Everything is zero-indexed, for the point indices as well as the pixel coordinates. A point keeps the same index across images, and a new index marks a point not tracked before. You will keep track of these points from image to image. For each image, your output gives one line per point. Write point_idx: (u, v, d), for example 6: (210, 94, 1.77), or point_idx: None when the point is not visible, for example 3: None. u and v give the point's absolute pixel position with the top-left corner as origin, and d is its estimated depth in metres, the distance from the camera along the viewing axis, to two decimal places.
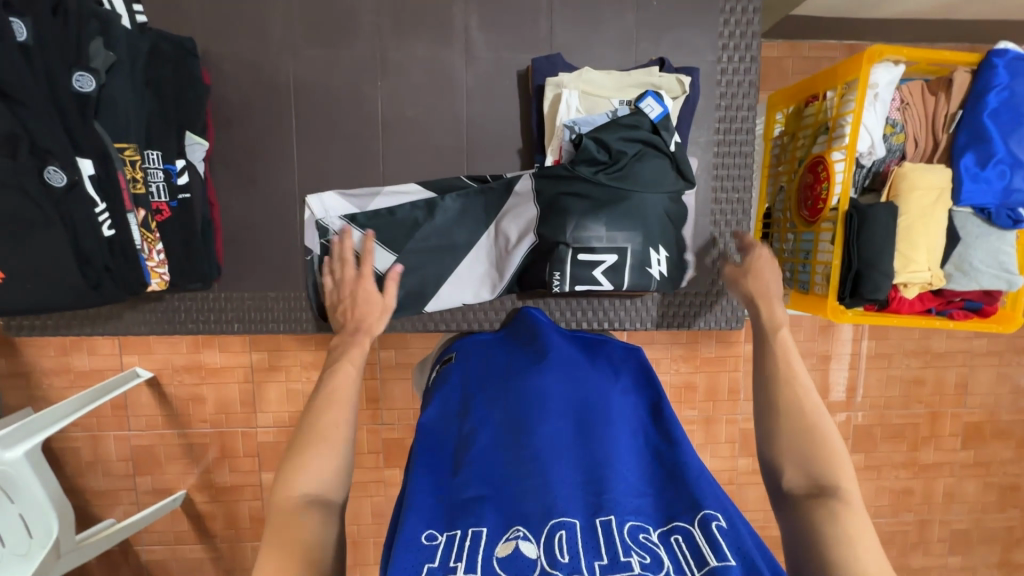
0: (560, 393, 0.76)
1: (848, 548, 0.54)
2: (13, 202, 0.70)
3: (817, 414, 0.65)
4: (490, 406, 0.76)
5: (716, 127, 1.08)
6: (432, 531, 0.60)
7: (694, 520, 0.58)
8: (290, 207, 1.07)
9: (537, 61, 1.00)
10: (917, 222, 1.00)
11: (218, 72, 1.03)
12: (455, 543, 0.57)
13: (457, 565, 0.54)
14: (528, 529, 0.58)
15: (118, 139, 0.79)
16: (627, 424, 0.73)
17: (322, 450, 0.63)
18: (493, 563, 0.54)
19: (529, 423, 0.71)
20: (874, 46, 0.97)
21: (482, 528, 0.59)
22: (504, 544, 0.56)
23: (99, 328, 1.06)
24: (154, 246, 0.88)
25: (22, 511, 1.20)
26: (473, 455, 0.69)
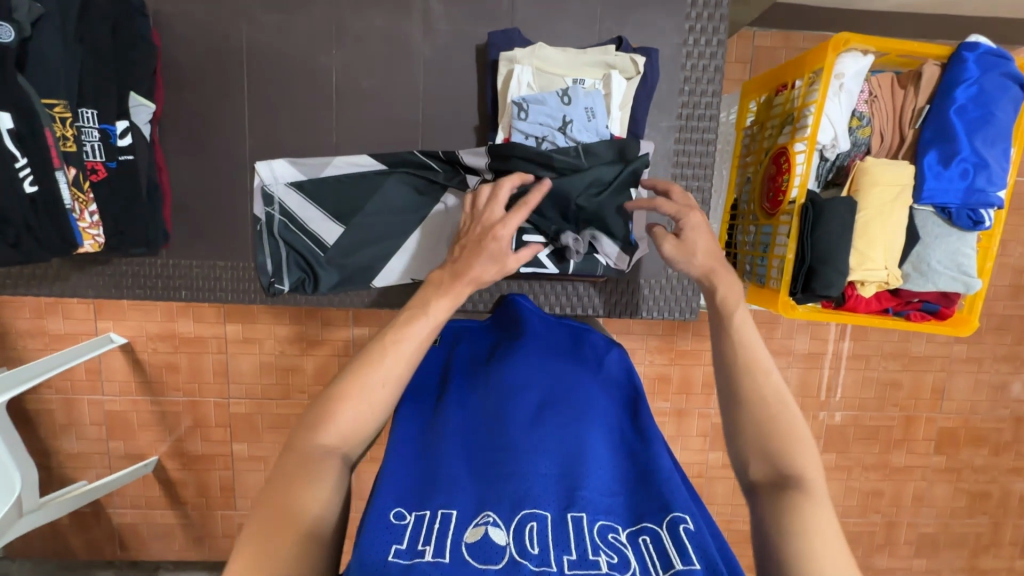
0: (541, 381, 0.78)
1: (809, 542, 0.53)
2: None
3: (783, 402, 0.63)
4: (470, 393, 0.77)
5: (679, 113, 1.05)
6: (401, 510, 0.61)
7: (663, 523, 0.60)
8: (241, 176, 1.06)
9: (494, 35, 0.98)
10: (874, 219, 0.98)
11: (171, 34, 1.01)
12: (425, 525, 0.59)
13: (425, 548, 0.55)
14: (498, 515, 0.60)
15: (46, 95, 0.80)
16: (604, 416, 0.75)
17: (357, 404, 0.62)
18: (462, 547, 0.56)
19: (506, 413, 0.72)
20: (840, 34, 0.94)
21: (452, 510, 0.61)
22: (474, 529, 0.58)
23: (48, 290, 1.06)
24: (86, 207, 0.87)
25: None
26: (451, 436, 0.70)
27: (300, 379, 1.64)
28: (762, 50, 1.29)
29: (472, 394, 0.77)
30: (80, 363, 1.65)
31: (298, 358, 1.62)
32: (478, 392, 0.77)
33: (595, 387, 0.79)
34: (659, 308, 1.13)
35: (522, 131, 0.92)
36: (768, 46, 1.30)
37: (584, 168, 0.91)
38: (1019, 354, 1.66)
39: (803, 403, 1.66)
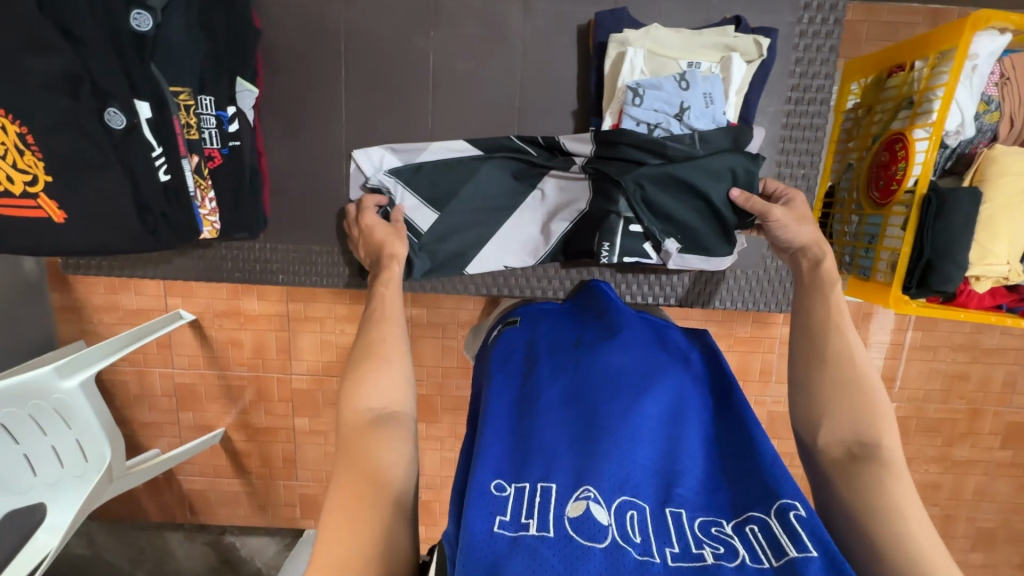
0: (634, 369, 0.75)
1: (902, 519, 0.55)
2: (73, 143, 0.74)
3: (868, 374, 0.68)
4: (560, 368, 0.75)
5: (788, 97, 1.01)
6: (500, 481, 0.61)
7: (771, 511, 0.58)
8: (334, 161, 1.06)
9: (601, 16, 0.93)
10: (1001, 209, 0.93)
11: (269, 16, 1.00)
12: (526, 497, 0.59)
13: (529, 520, 0.56)
14: (598, 491, 0.59)
15: (174, 82, 0.80)
16: (700, 412, 0.72)
17: (380, 366, 0.72)
18: (566, 522, 0.56)
19: (600, 398, 0.70)
20: (981, 11, 0.87)
21: (552, 484, 0.60)
22: (575, 504, 0.58)
23: (153, 273, 1.09)
24: (207, 194, 0.88)
25: (79, 436, 1.26)
26: (544, 413, 0.69)
27: None
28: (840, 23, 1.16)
29: (562, 372, 0.75)
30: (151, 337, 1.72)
31: None
32: (569, 369, 0.75)
33: (686, 381, 0.75)
34: (738, 299, 1.10)
35: (636, 113, 0.88)
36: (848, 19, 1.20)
37: (699, 155, 0.88)
38: None
39: None
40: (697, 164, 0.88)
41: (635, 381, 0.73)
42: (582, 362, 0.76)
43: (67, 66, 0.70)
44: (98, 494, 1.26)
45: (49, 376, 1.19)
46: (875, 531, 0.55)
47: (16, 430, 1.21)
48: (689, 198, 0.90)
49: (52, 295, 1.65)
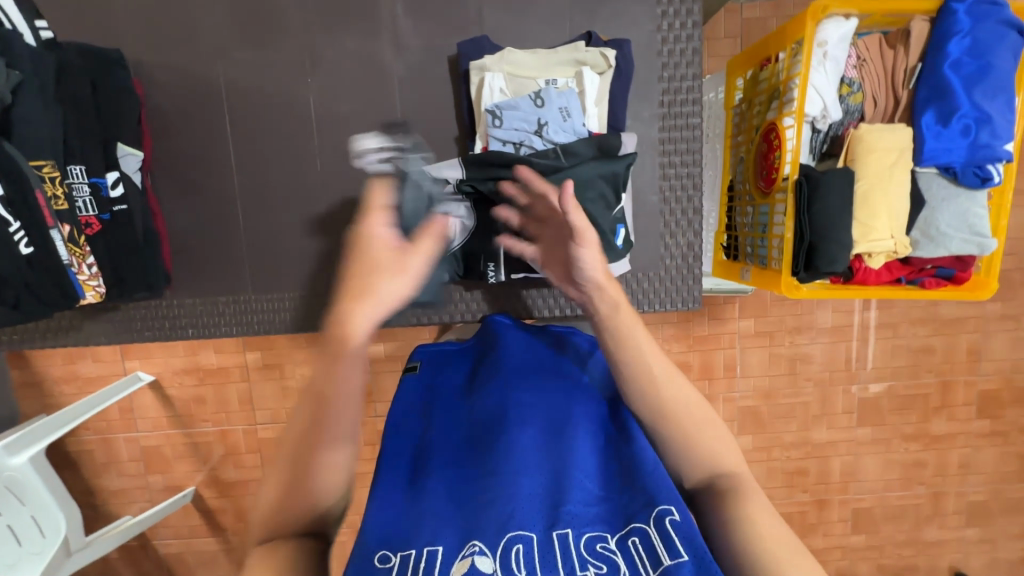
0: (518, 401, 0.74)
1: (759, 536, 0.53)
2: None
3: (697, 406, 0.62)
4: (450, 424, 0.75)
5: (661, 100, 1.04)
6: (387, 552, 0.58)
7: (650, 520, 0.56)
8: (233, 210, 1.08)
9: (462, 45, 0.97)
10: (875, 185, 0.95)
11: (152, 80, 1.03)
12: (410, 563, 0.55)
13: None
14: (484, 543, 0.56)
15: (35, 157, 0.80)
16: (589, 423, 0.71)
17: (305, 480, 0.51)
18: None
19: (490, 438, 0.70)
20: (818, 1, 0.90)
21: (438, 546, 0.57)
22: (461, 561, 0.54)
23: (62, 342, 1.10)
24: (84, 261, 0.88)
25: (34, 511, 1.24)
26: (435, 472, 0.68)
27: None
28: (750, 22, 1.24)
29: (456, 425, 0.75)
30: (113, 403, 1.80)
31: None
32: (463, 419, 0.76)
33: (574, 398, 0.75)
34: (650, 301, 1.09)
35: (498, 139, 0.91)
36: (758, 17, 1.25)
37: (564, 167, 0.88)
38: None
39: (830, 377, 1.60)
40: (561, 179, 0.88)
41: (522, 413, 0.72)
42: (477, 407, 0.76)
43: None
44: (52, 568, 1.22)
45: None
46: (748, 549, 0.52)
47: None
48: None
49: (10, 371, 1.74)
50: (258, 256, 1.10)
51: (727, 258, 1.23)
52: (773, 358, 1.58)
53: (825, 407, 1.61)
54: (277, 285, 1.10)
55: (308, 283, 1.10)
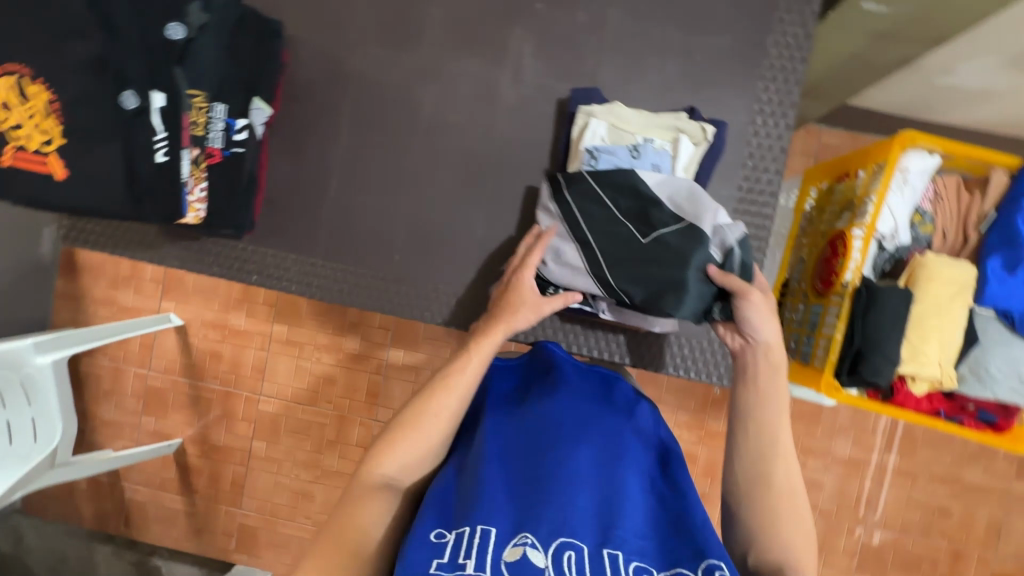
0: (572, 418, 0.77)
1: None
2: (94, 115, 0.88)
3: (800, 504, 0.74)
4: (503, 421, 0.78)
5: (739, 185, 1.10)
6: (441, 530, 0.63)
7: (697, 569, 0.60)
8: (326, 180, 1.18)
9: (575, 91, 1.08)
10: (930, 313, 0.97)
11: (296, 53, 1.16)
12: (465, 540, 0.60)
13: (466, 561, 0.58)
14: (535, 536, 0.61)
15: (192, 86, 0.92)
16: (636, 457, 0.75)
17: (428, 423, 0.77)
18: (502, 565, 0.57)
19: (542, 449, 0.72)
20: (905, 131, 0.97)
21: (492, 528, 0.61)
22: (513, 548, 0.59)
23: (140, 256, 1.19)
24: (198, 183, 0.98)
25: (35, 414, 1.33)
26: (488, 459, 0.71)
27: (331, 389, 1.88)
28: (826, 145, 1.56)
29: (505, 426, 0.77)
30: (137, 338, 1.95)
31: (332, 367, 1.87)
32: (510, 421, 0.78)
33: (625, 430, 0.79)
34: (686, 366, 1.12)
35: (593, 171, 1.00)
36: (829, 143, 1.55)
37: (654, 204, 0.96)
38: None
39: (837, 512, 1.53)
40: (645, 218, 0.96)
41: (577, 429, 0.75)
42: (526, 416, 0.78)
43: (93, 53, 0.86)
44: (32, 475, 1.29)
45: (27, 349, 1.30)
46: None
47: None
48: (642, 246, 0.95)
49: (59, 282, 1.90)
50: (334, 228, 1.18)
51: None
52: None
53: (825, 541, 1.53)
54: (342, 259, 1.18)
55: (375, 264, 1.18)
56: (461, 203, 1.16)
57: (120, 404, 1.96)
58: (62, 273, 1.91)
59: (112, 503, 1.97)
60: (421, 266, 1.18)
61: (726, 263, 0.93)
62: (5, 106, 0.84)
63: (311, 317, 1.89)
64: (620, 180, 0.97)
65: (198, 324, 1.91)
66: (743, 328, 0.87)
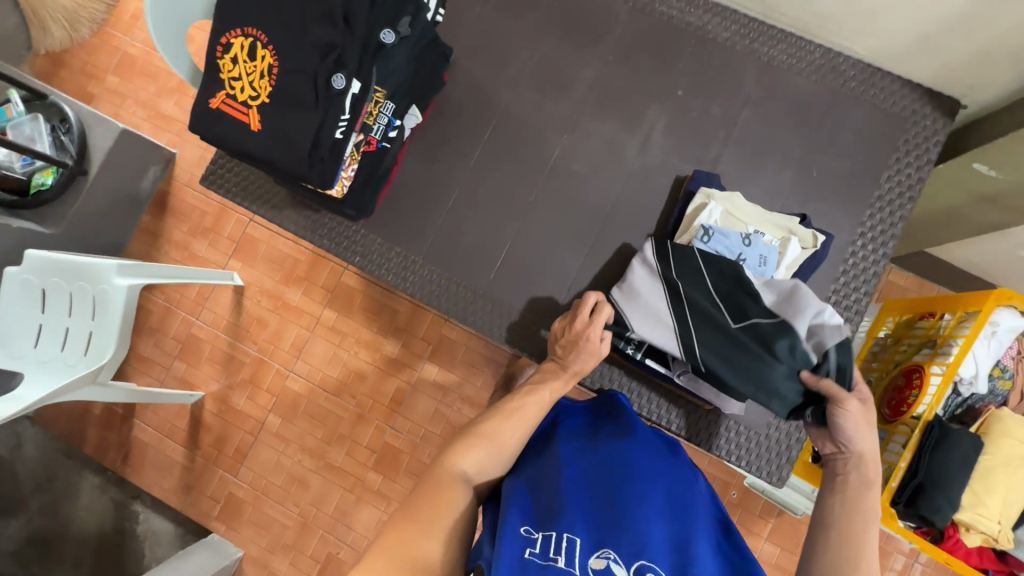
0: (646, 458, 0.84)
1: None
2: (303, 88, 0.98)
3: None
4: (581, 450, 0.86)
5: (828, 296, 1.16)
6: (530, 527, 0.73)
7: None
8: (447, 191, 1.28)
9: (698, 173, 1.17)
10: (999, 467, 0.98)
11: (454, 77, 1.30)
12: (552, 541, 0.70)
13: (557, 557, 0.68)
14: (616, 553, 0.69)
15: (380, 83, 1.05)
16: (703, 507, 0.81)
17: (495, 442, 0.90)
18: (588, 570, 0.67)
19: (619, 479, 0.78)
20: (1004, 288, 1.01)
21: (576, 536, 0.70)
22: (597, 559, 0.68)
23: (259, 212, 1.30)
24: (351, 164, 1.09)
25: (94, 329, 1.38)
26: (569, 479, 0.79)
27: (359, 384, 1.92)
28: (894, 284, 1.62)
29: (582, 452, 0.85)
30: (196, 287, 2.03)
31: (368, 364, 1.92)
32: (589, 448, 0.86)
33: (692, 481, 0.84)
34: (748, 460, 1.13)
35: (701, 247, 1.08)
36: (902, 285, 1.62)
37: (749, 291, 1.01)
38: None
39: None
40: (742, 303, 1.02)
41: (651, 468, 0.82)
42: (601, 449, 0.85)
43: (325, 37, 0.98)
44: (72, 386, 1.33)
45: (111, 268, 1.36)
46: None
47: (49, 300, 1.41)
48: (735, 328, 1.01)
49: (147, 216, 1.99)
50: (438, 235, 1.27)
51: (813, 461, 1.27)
52: None
53: None
54: (436, 265, 1.26)
55: (467, 276, 1.25)
56: (561, 244, 1.24)
57: (161, 342, 2.03)
58: (149, 208, 2.00)
59: (116, 437, 1.98)
60: (504, 289, 1.24)
61: (821, 364, 0.97)
62: (234, 60, 1.00)
63: (360, 311, 1.95)
64: (718, 264, 1.04)
65: (255, 289, 1.98)
66: (838, 438, 0.92)
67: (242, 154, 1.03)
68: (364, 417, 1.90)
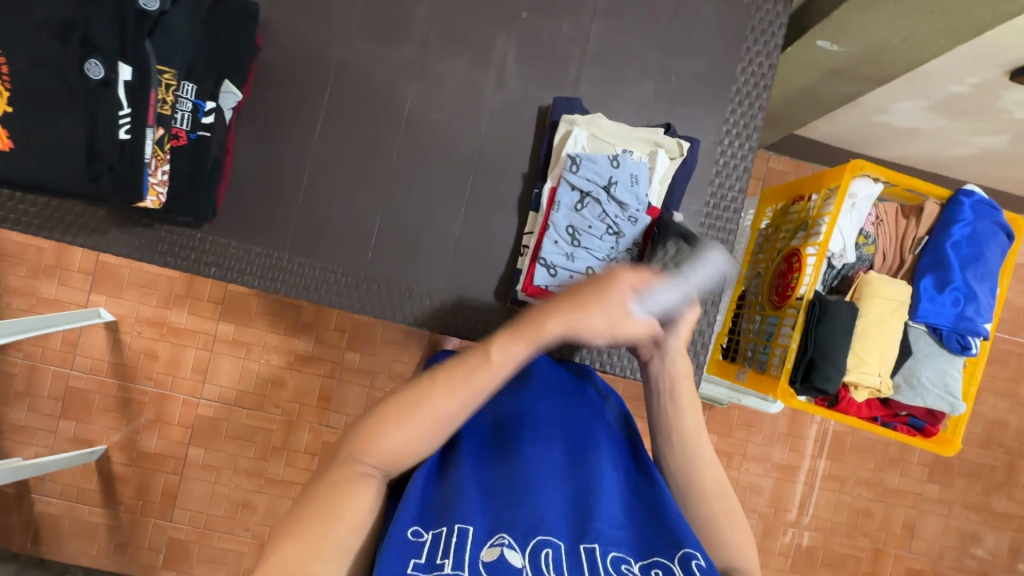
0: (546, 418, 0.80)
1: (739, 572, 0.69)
2: (52, 84, 0.84)
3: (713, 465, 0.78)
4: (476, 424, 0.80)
5: (707, 200, 1.17)
6: (419, 528, 0.61)
7: (675, 559, 0.62)
8: (298, 172, 1.14)
9: (557, 101, 1.11)
10: (873, 326, 1.07)
11: (272, 40, 1.12)
12: (443, 539, 0.59)
13: (444, 560, 0.56)
14: (512, 538, 0.60)
15: (162, 62, 0.89)
16: (610, 453, 0.78)
17: (411, 426, 0.67)
18: (479, 565, 0.56)
19: (518, 446, 0.75)
20: (857, 159, 1.06)
21: (469, 527, 0.61)
22: (490, 549, 0.59)
23: (81, 241, 1.09)
24: (161, 165, 0.93)
25: None
26: (462, 460, 0.72)
27: (279, 392, 1.75)
28: (774, 170, 1.67)
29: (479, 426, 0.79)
30: (59, 333, 1.74)
31: (282, 369, 1.76)
32: (488, 419, 0.81)
33: (600, 426, 0.83)
34: None
35: (577, 187, 1.04)
36: (781, 169, 1.68)
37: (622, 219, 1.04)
38: (986, 505, 1.75)
39: (774, 515, 1.69)
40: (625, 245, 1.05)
41: (550, 428, 0.79)
42: (502, 410, 0.82)
43: (67, 15, 0.83)
44: None
45: None
46: None
47: None
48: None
49: None
50: (304, 222, 1.14)
51: (724, 359, 1.32)
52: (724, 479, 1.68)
53: (762, 542, 1.69)
54: (311, 255, 1.13)
55: (346, 260, 1.14)
56: (439, 204, 1.15)
57: (35, 406, 1.74)
58: None
59: (19, 518, 1.75)
60: (389, 264, 1.14)
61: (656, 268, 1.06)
62: None
63: (260, 316, 1.76)
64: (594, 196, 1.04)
65: (132, 321, 1.74)
66: None
67: (17, 184, 0.88)
68: (294, 423, 1.76)
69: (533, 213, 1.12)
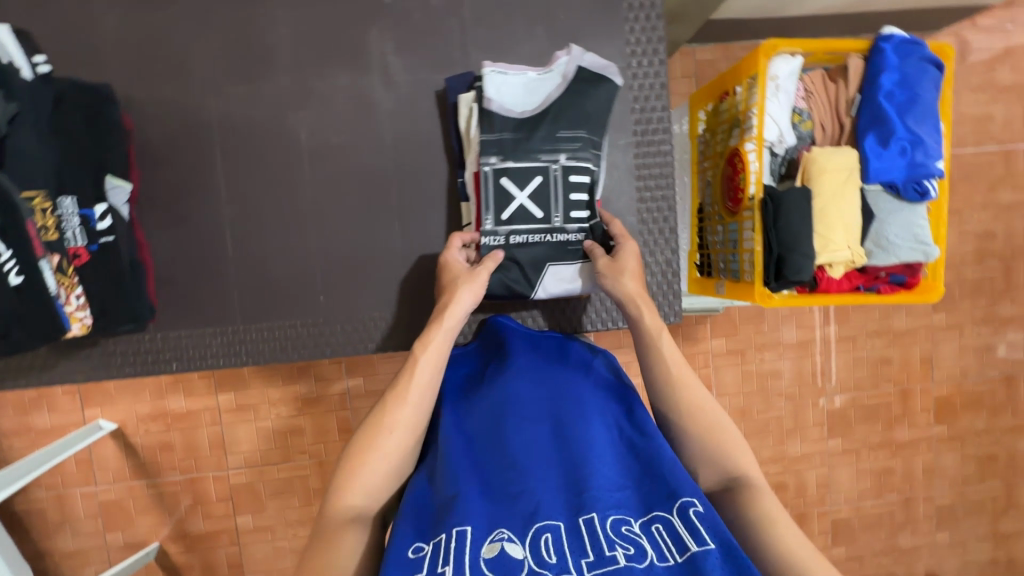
0: (531, 398, 0.75)
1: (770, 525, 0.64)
2: None
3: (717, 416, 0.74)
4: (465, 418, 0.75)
5: (634, 130, 1.12)
6: (420, 544, 0.57)
7: (673, 510, 0.57)
8: (222, 239, 1.09)
9: (450, 82, 1.06)
10: (829, 203, 1.05)
11: (141, 115, 1.05)
12: (442, 547, 0.54)
13: (444, 568, 0.51)
14: (512, 531, 0.56)
15: (24, 188, 0.86)
16: (601, 413, 0.73)
17: (377, 464, 0.68)
18: (481, 563, 0.52)
19: (505, 430, 0.71)
20: (768, 41, 1.02)
21: (468, 526, 0.56)
22: (490, 545, 0.54)
23: (40, 378, 1.07)
24: (72, 291, 0.92)
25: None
26: (454, 458, 0.67)
27: (300, 439, 1.74)
28: (702, 63, 1.62)
29: (465, 418, 0.75)
30: (70, 456, 1.73)
31: (295, 418, 1.73)
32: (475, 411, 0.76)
33: (587, 388, 0.78)
34: (604, 320, 1.10)
35: (510, 174, 1.01)
36: (708, 59, 1.63)
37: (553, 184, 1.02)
38: (994, 316, 1.79)
39: (800, 392, 1.73)
40: (576, 218, 1.03)
41: (535, 407, 0.74)
42: (487, 401, 0.76)
43: None
44: None
45: None
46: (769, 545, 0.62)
47: None
48: None
49: None
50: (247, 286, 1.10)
51: (701, 276, 1.30)
52: (745, 374, 1.72)
53: (796, 420, 1.74)
54: (266, 315, 1.10)
55: (303, 309, 1.11)
56: (372, 222, 1.11)
57: (78, 529, 1.75)
58: None
59: None
60: (343, 298, 1.11)
61: None
62: None
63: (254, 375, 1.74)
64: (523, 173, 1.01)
65: (134, 422, 1.72)
66: None
67: None
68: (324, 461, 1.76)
69: (464, 203, 1.07)
